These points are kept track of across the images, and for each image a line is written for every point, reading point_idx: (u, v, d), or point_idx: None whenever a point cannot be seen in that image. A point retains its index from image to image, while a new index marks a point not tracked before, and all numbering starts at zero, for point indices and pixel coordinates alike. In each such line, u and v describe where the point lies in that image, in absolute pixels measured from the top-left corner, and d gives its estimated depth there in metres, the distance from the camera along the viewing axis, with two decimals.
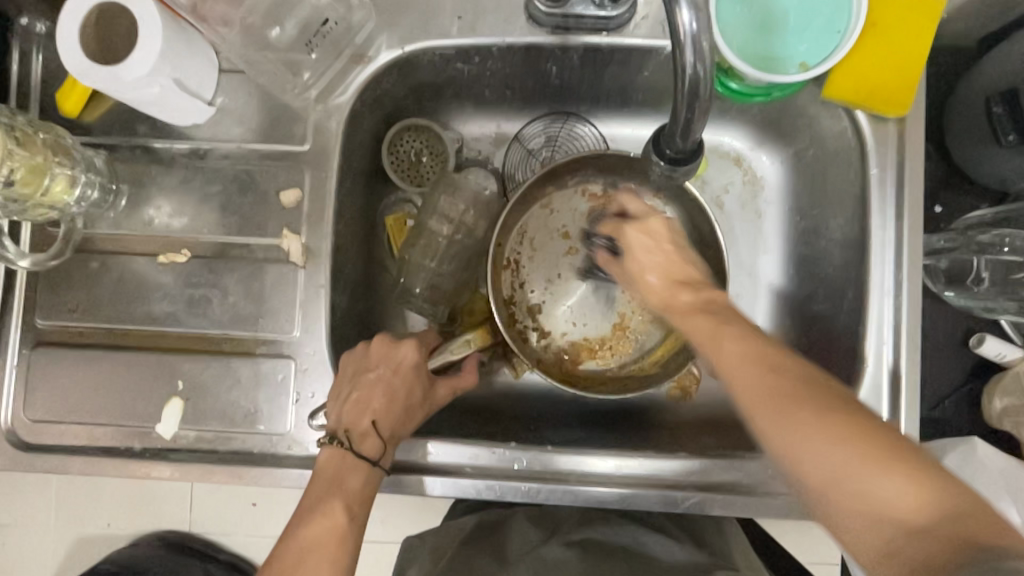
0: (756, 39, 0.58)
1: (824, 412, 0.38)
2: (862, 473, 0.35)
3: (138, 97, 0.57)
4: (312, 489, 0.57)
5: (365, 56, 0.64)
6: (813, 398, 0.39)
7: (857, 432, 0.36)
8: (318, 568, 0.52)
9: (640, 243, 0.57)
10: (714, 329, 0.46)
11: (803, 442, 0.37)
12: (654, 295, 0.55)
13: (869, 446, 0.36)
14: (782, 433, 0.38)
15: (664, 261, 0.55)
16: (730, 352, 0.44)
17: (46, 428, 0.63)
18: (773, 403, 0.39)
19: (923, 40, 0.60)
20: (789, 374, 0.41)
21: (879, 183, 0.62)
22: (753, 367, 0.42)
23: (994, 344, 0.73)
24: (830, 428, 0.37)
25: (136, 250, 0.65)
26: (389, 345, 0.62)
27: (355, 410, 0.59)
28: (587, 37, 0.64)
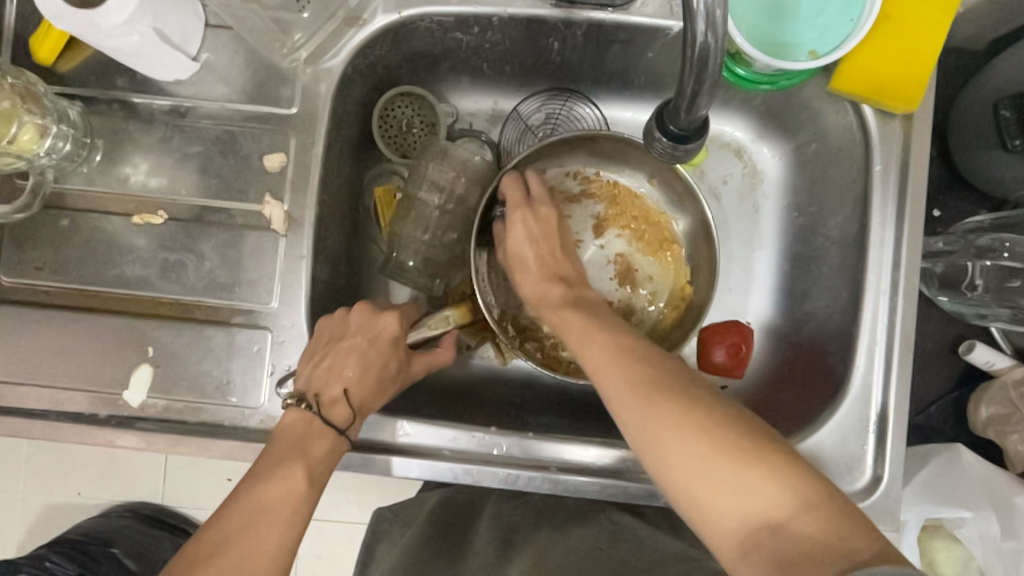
0: (767, 23, 0.56)
1: (681, 407, 0.43)
2: (725, 471, 0.40)
3: (117, 46, 0.54)
4: (272, 451, 0.53)
5: (360, 18, 0.61)
6: (670, 392, 0.44)
7: (703, 426, 0.42)
8: (269, 534, 0.48)
9: (542, 231, 0.60)
10: (586, 328, 0.52)
11: (668, 447, 0.42)
12: (531, 286, 0.59)
13: (724, 445, 0.41)
14: (657, 450, 0.43)
15: (541, 258, 0.59)
16: (598, 354, 0.49)
17: (5, 390, 0.60)
18: (635, 404, 0.45)
19: (937, 36, 0.58)
20: (648, 365, 0.47)
21: (882, 181, 0.61)
22: (620, 360, 0.48)
23: (983, 351, 0.73)
24: (684, 428, 0.42)
25: (110, 208, 0.62)
26: (370, 313, 0.60)
27: (326, 376, 0.58)
28: (591, 13, 0.61)
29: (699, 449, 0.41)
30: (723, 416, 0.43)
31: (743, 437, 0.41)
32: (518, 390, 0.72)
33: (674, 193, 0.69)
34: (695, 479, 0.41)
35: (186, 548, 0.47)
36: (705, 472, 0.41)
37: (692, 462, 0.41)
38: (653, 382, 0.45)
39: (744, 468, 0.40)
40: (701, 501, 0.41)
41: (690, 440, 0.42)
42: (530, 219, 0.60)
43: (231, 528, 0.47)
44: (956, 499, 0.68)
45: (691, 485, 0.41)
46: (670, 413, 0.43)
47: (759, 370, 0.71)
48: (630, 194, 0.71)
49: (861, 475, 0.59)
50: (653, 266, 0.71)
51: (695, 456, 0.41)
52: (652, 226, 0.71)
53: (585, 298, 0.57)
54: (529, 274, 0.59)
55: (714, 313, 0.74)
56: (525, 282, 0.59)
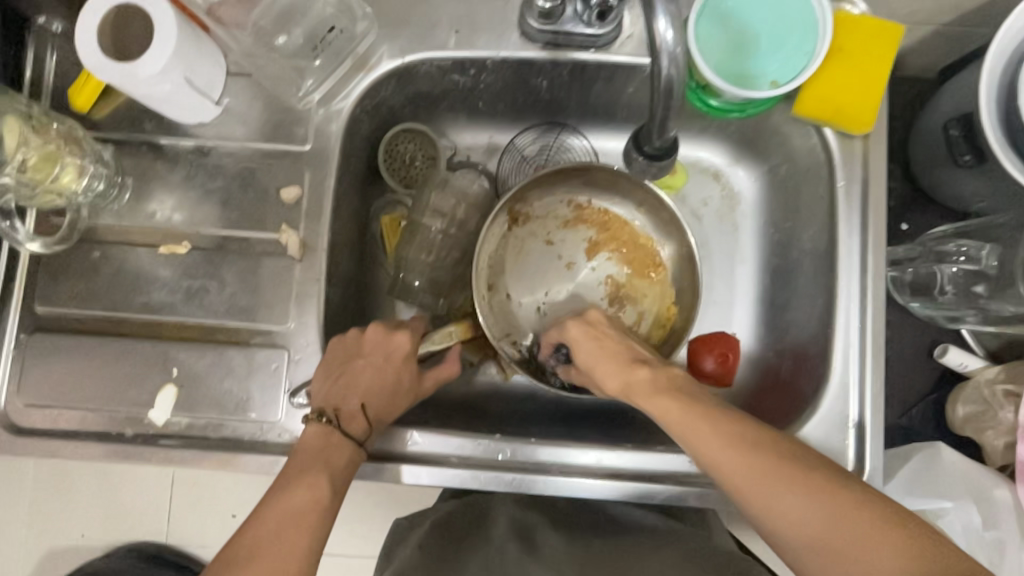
0: (731, 58, 0.63)
1: (810, 491, 0.45)
2: (863, 551, 0.42)
3: (151, 93, 0.60)
4: (297, 462, 0.58)
5: (368, 64, 0.68)
6: (791, 472, 0.46)
7: (829, 496, 0.44)
8: (295, 537, 0.52)
9: (605, 337, 0.61)
10: (686, 414, 0.51)
11: (798, 521, 0.44)
12: (612, 379, 0.57)
13: (848, 519, 0.43)
14: (777, 516, 0.45)
15: (607, 353, 0.59)
16: (706, 445, 0.49)
17: (37, 413, 0.64)
18: (763, 487, 0.46)
19: (885, 63, 0.65)
20: (763, 449, 0.47)
21: (846, 195, 0.67)
22: (734, 449, 0.48)
23: (956, 354, 0.77)
24: (823, 511, 0.44)
25: (137, 241, 0.67)
26: (384, 334, 0.65)
27: (344, 391, 0.62)
28: (576, 53, 0.68)
29: (849, 531, 0.43)
30: (848, 490, 0.44)
31: (887, 522, 0.42)
32: (519, 403, 0.76)
33: (660, 220, 0.74)
34: (838, 557, 0.42)
35: (224, 552, 0.51)
36: (847, 552, 0.42)
37: (829, 542, 0.43)
38: (774, 465, 0.46)
39: (893, 549, 0.41)
40: (829, 564, 0.43)
41: (806, 510, 0.44)
42: (585, 329, 0.62)
43: (261, 533, 0.51)
44: (938, 491, 0.71)
45: (828, 558, 0.43)
46: (790, 492, 0.45)
47: (746, 377, 0.76)
48: (619, 221, 0.77)
49: (844, 469, 0.63)
50: (643, 287, 0.76)
51: (821, 519, 0.44)
52: (641, 250, 0.76)
53: (675, 377, 0.55)
54: (606, 366, 0.58)
55: (702, 325, 0.79)
56: (606, 375, 0.58)
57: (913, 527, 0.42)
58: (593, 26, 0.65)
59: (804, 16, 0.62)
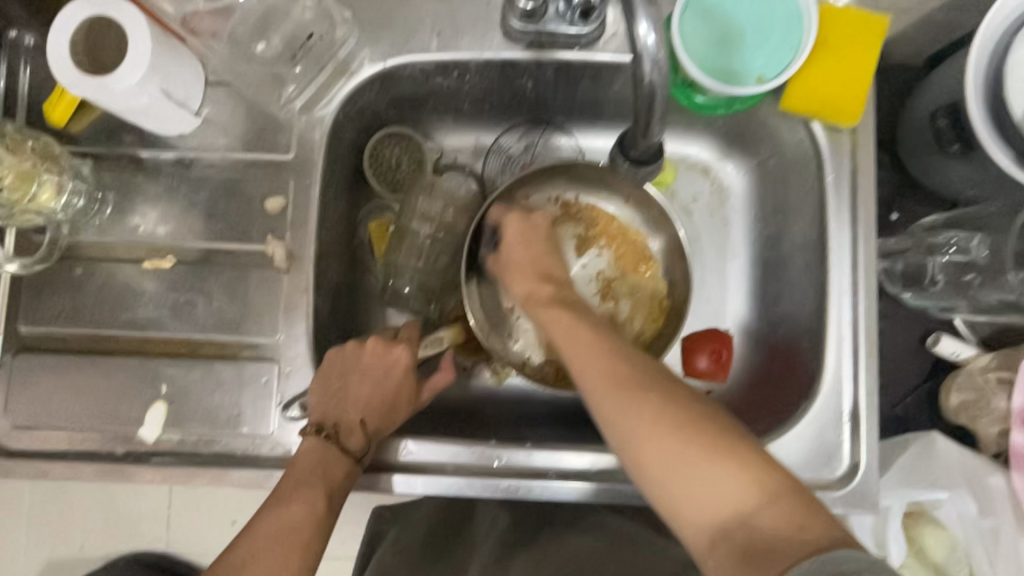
0: (717, 55, 0.62)
1: (663, 406, 0.45)
2: (689, 459, 0.42)
3: (128, 107, 0.59)
4: (294, 474, 0.58)
5: (349, 69, 0.67)
6: (642, 381, 0.46)
7: (681, 412, 0.44)
8: (288, 555, 0.53)
9: (521, 245, 0.64)
10: (570, 328, 0.53)
11: (649, 431, 0.44)
12: (521, 286, 0.61)
13: (696, 432, 0.43)
14: (631, 429, 0.45)
15: (530, 261, 0.63)
16: (580, 356, 0.50)
17: (25, 433, 0.63)
18: (614, 392, 0.47)
19: (871, 56, 0.64)
20: (625, 360, 0.49)
21: (835, 189, 0.66)
22: (598, 358, 0.49)
23: (949, 343, 0.77)
24: (670, 421, 0.44)
25: (121, 256, 0.66)
26: (382, 346, 0.64)
27: (343, 404, 0.62)
28: (560, 53, 0.67)
29: (691, 443, 0.43)
30: (698, 405, 0.45)
31: (734, 436, 0.43)
32: (513, 406, 0.76)
33: (650, 214, 0.73)
34: (679, 468, 0.43)
35: (217, 565, 0.52)
36: (681, 463, 0.43)
37: (677, 460, 0.43)
38: (635, 378, 0.47)
39: (720, 465, 0.42)
40: (663, 474, 0.43)
41: (645, 414, 0.45)
42: (522, 224, 0.64)
43: (255, 548, 0.52)
44: (934, 479, 0.72)
45: (664, 468, 0.43)
46: (645, 403, 0.45)
47: (739, 374, 0.76)
48: (608, 217, 0.76)
49: (839, 464, 0.63)
50: (635, 282, 0.75)
51: (662, 433, 0.44)
52: (631, 244, 0.75)
53: (574, 299, 0.59)
54: (520, 272, 0.62)
55: (695, 322, 0.78)
56: (516, 281, 0.62)
57: (758, 449, 0.43)
58: (576, 25, 0.65)
59: (789, 8, 0.62)
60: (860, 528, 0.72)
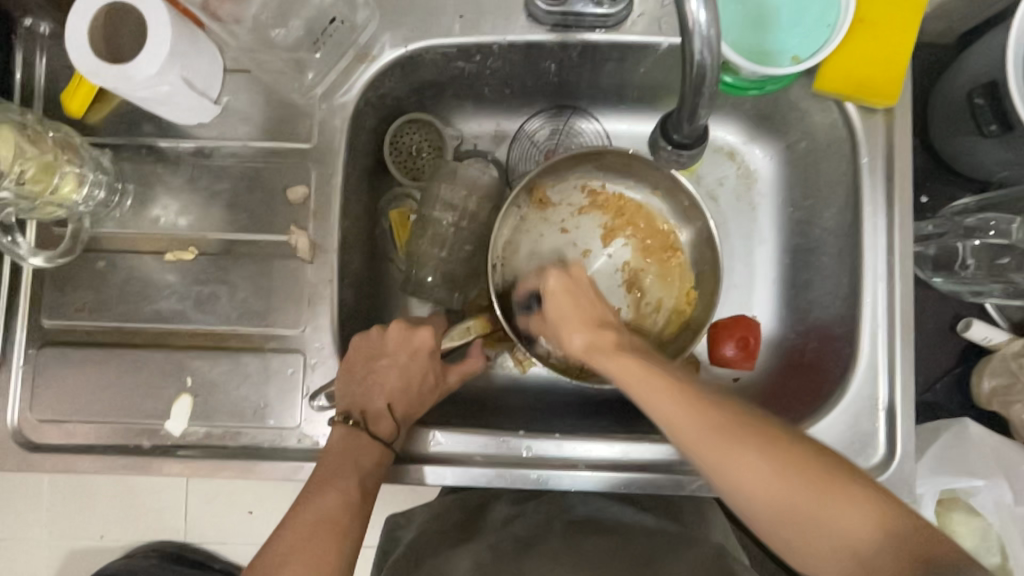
0: (750, 34, 0.60)
1: (769, 450, 0.44)
2: (803, 504, 0.43)
3: (148, 96, 0.58)
4: (326, 462, 0.57)
5: (370, 54, 0.65)
6: (744, 429, 0.45)
7: (781, 452, 0.44)
8: (329, 542, 0.52)
9: (569, 297, 0.58)
10: (645, 375, 0.49)
11: (752, 475, 0.44)
12: (577, 338, 0.56)
13: (799, 470, 0.44)
14: (730, 471, 0.45)
15: (579, 311, 0.57)
16: (667, 412, 0.47)
17: (52, 427, 0.63)
18: (717, 449, 0.45)
19: (908, 34, 0.62)
20: (712, 408, 0.47)
21: (870, 171, 0.65)
22: (688, 409, 0.47)
23: (981, 328, 0.76)
24: (775, 464, 0.44)
25: (142, 248, 0.65)
26: (406, 330, 0.64)
27: (369, 391, 0.61)
28: (586, 35, 0.65)
29: (797, 482, 0.43)
30: (796, 444, 0.45)
31: (835, 471, 0.44)
32: (538, 396, 0.75)
33: (679, 204, 0.72)
34: (793, 511, 0.43)
35: (258, 559, 0.51)
36: (791, 503, 0.43)
37: (784, 500, 0.43)
38: (726, 422, 0.46)
39: (831, 501, 0.43)
40: (775, 514, 0.44)
41: (754, 464, 0.44)
42: (564, 284, 0.59)
43: (296, 538, 0.51)
44: (971, 468, 0.71)
45: (772, 508, 0.44)
46: (745, 449, 0.45)
47: (768, 362, 0.74)
48: (635, 206, 0.75)
49: (874, 453, 0.62)
50: (662, 271, 0.74)
51: (775, 480, 0.44)
52: (658, 233, 0.74)
53: (634, 343, 0.54)
54: (574, 321, 0.57)
55: (721, 309, 0.77)
56: (570, 333, 0.57)
57: (860, 476, 0.44)
58: (603, 5, 0.63)
59: None
60: None
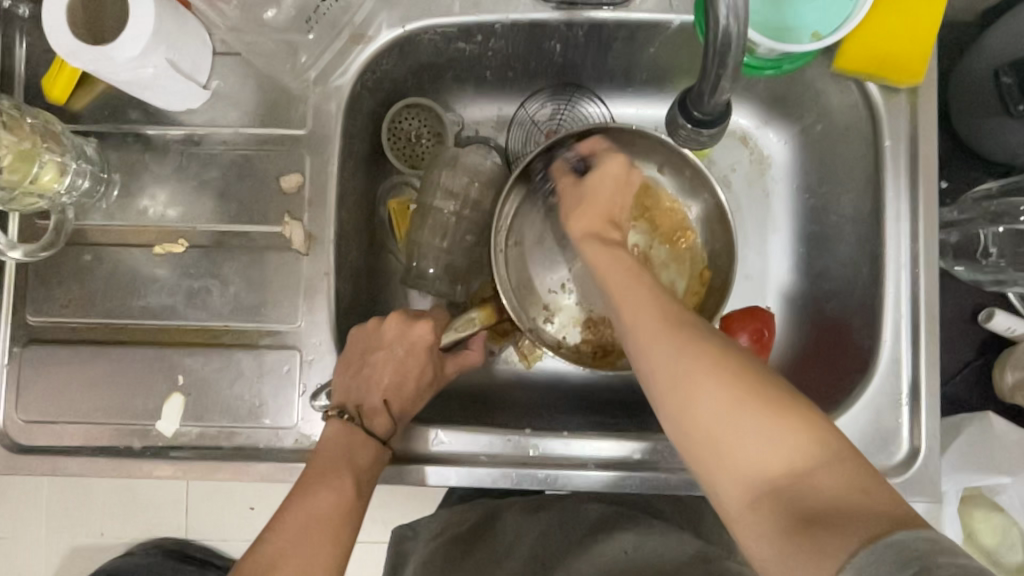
0: (767, 9, 0.57)
1: (712, 360, 0.41)
2: (732, 420, 0.39)
3: (132, 80, 0.55)
4: (319, 460, 0.55)
5: (365, 35, 0.62)
6: (695, 336, 0.42)
7: (731, 367, 0.40)
8: (321, 545, 0.49)
9: (604, 187, 0.59)
10: (632, 270, 0.50)
11: (694, 381, 0.40)
12: (583, 224, 0.58)
13: (746, 389, 0.39)
14: (671, 375, 0.41)
15: (595, 203, 0.59)
16: (627, 290, 0.49)
17: (39, 428, 0.61)
18: (664, 342, 0.43)
19: (937, 5, 0.59)
20: (681, 312, 0.45)
21: (893, 155, 0.62)
22: (656, 304, 0.46)
23: (1004, 318, 0.73)
24: (718, 371, 0.40)
25: (130, 240, 0.62)
26: (404, 323, 0.61)
27: (364, 386, 0.59)
28: (593, 12, 0.62)
29: (739, 400, 0.39)
30: (743, 360, 0.41)
31: (793, 399, 0.39)
32: (544, 391, 0.72)
33: (685, 179, 0.69)
34: (722, 424, 0.39)
35: (244, 561, 0.48)
36: (727, 420, 0.39)
37: (719, 417, 0.39)
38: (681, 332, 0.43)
39: (773, 427, 0.38)
40: (700, 430, 0.40)
41: (695, 369, 0.40)
42: (620, 169, 0.60)
43: (286, 540, 0.49)
44: (994, 464, 0.68)
45: (700, 422, 0.40)
46: (690, 353, 0.41)
47: (783, 355, 0.72)
48: (642, 185, 0.71)
49: (896, 450, 0.59)
50: (671, 254, 0.71)
51: (712, 391, 0.40)
52: (666, 214, 0.71)
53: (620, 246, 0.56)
54: (589, 211, 0.58)
55: (734, 300, 0.74)
56: (580, 219, 0.58)
57: (825, 418, 0.39)
58: None
59: None
60: (913, 514, 0.69)
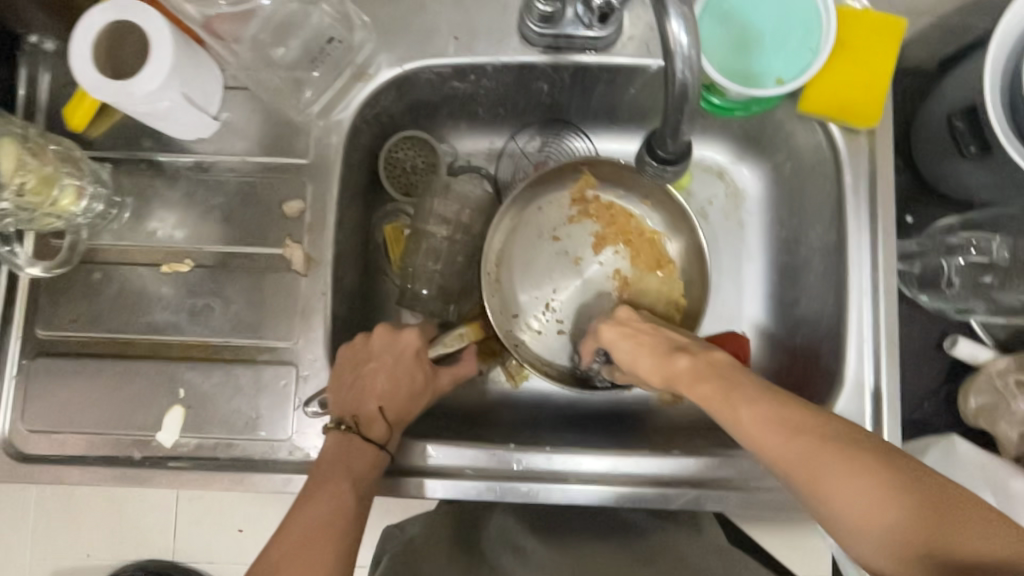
0: (735, 57, 0.62)
1: (848, 454, 0.41)
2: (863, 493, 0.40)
3: (149, 111, 0.59)
4: (319, 470, 0.58)
5: (366, 73, 0.67)
6: (824, 442, 0.42)
7: (863, 458, 0.41)
8: (321, 551, 0.52)
9: (636, 342, 0.60)
10: (727, 394, 0.49)
11: (849, 493, 0.40)
12: (654, 371, 0.57)
13: (870, 468, 0.41)
14: (826, 488, 0.41)
15: (647, 348, 0.59)
16: (753, 424, 0.46)
17: (42, 438, 0.63)
18: (808, 464, 0.42)
19: (888, 59, 0.64)
20: (810, 424, 0.44)
21: (854, 191, 0.66)
22: (771, 418, 0.45)
23: (967, 345, 0.77)
24: (863, 471, 0.41)
25: (138, 260, 0.66)
26: (392, 334, 0.64)
27: (359, 396, 0.62)
28: (577, 56, 0.67)
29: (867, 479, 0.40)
30: (865, 444, 0.42)
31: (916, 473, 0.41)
32: (531, 410, 0.75)
33: (668, 214, 0.74)
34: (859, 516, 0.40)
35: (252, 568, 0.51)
36: (848, 494, 0.40)
37: (879, 514, 0.39)
38: (819, 439, 0.43)
39: (869, 476, 0.40)
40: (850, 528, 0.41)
41: (850, 474, 0.41)
42: (615, 328, 0.63)
43: (288, 547, 0.51)
44: (958, 485, 0.72)
45: (850, 516, 0.40)
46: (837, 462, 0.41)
47: (756, 378, 0.75)
48: (626, 215, 0.76)
49: None
50: (650, 283, 0.74)
51: (856, 486, 0.40)
52: (649, 244, 0.75)
53: (716, 362, 0.53)
54: (647, 362, 0.58)
55: (711, 325, 0.78)
56: (647, 371, 0.57)
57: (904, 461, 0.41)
58: (593, 28, 0.65)
59: (807, 11, 0.62)
60: None
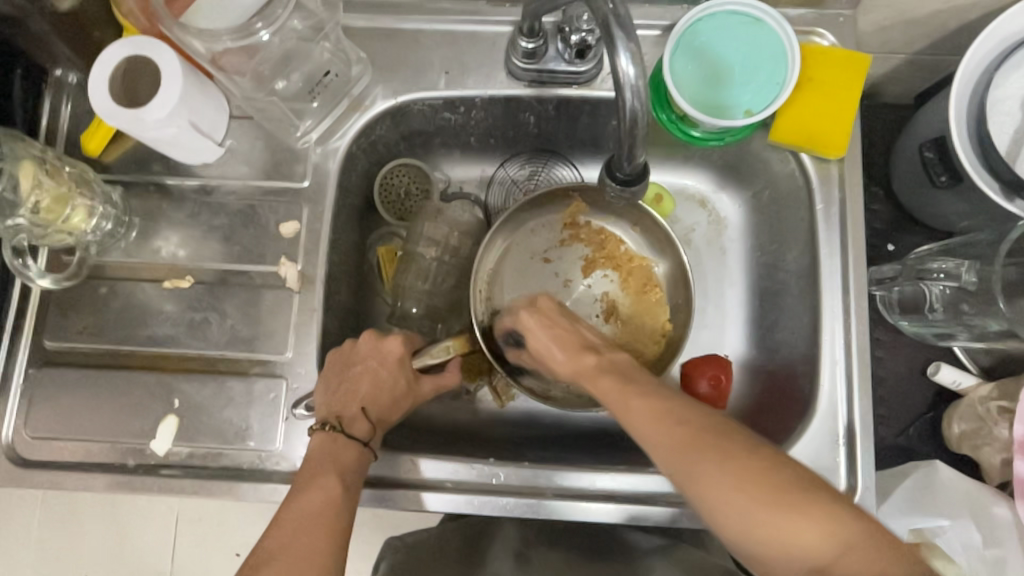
0: (706, 91, 0.66)
1: (728, 463, 0.45)
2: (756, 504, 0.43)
3: (157, 137, 0.64)
4: (308, 466, 0.60)
5: (362, 105, 0.72)
6: (712, 445, 0.46)
7: (752, 472, 0.44)
8: (313, 537, 0.54)
9: (549, 330, 0.60)
10: (619, 388, 0.52)
11: (779, 528, 0.42)
12: (565, 364, 0.58)
13: (757, 475, 0.44)
14: (709, 493, 0.44)
15: (559, 341, 0.59)
16: (642, 417, 0.49)
17: (44, 445, 0.66)
18: (679, 458, 0.46)
19: (853, 92, 0.68)
20: (682, 419, 0.48)
21: (825, 218, 0.69)
22: (658, 424, 0.48)
23: (949, 372, 0.77)
24: (742, 475, 0.44)
25: (143, 277, 0.70)
26: (376, 338, 0.66)
27: (344, 398, 0.64)
28: (560, 90, 0.71)
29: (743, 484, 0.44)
30: (737, 441, 0.46)
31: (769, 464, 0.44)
32: (516, 428, 0.77)
33: (655, 239, 0.76)
34: (752, 522, 0.43)
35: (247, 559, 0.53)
36: (745, 509, 0.43)
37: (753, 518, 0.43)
38: (701, 434, 0.47)
39: (780, 504, 0.43)
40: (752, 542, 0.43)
41: (727, 478, 0.44)
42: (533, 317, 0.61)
43: (281, 536, 0.53)
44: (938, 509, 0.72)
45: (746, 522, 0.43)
46: (719, 464, 0.45)
47: (738, 401, 0.76)
48: (616, 241, 0.79)
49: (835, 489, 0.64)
50: (637, 305, 0.77)
51: (744, 498, 0.43)
52: (637, 269, 0.78)
53: (618, 362, 0.56)
54: (561, 352, 0.58)
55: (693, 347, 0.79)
56: (559, 362, 0.58)
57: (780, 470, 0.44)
58: (575, 64, 0.69)
59: (774, 46, 0.66)
60: None
